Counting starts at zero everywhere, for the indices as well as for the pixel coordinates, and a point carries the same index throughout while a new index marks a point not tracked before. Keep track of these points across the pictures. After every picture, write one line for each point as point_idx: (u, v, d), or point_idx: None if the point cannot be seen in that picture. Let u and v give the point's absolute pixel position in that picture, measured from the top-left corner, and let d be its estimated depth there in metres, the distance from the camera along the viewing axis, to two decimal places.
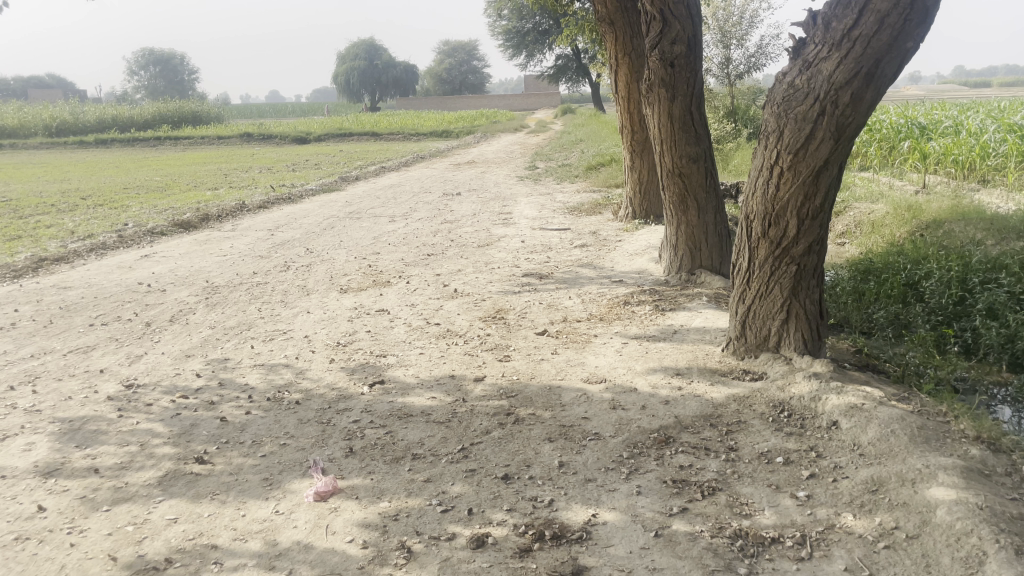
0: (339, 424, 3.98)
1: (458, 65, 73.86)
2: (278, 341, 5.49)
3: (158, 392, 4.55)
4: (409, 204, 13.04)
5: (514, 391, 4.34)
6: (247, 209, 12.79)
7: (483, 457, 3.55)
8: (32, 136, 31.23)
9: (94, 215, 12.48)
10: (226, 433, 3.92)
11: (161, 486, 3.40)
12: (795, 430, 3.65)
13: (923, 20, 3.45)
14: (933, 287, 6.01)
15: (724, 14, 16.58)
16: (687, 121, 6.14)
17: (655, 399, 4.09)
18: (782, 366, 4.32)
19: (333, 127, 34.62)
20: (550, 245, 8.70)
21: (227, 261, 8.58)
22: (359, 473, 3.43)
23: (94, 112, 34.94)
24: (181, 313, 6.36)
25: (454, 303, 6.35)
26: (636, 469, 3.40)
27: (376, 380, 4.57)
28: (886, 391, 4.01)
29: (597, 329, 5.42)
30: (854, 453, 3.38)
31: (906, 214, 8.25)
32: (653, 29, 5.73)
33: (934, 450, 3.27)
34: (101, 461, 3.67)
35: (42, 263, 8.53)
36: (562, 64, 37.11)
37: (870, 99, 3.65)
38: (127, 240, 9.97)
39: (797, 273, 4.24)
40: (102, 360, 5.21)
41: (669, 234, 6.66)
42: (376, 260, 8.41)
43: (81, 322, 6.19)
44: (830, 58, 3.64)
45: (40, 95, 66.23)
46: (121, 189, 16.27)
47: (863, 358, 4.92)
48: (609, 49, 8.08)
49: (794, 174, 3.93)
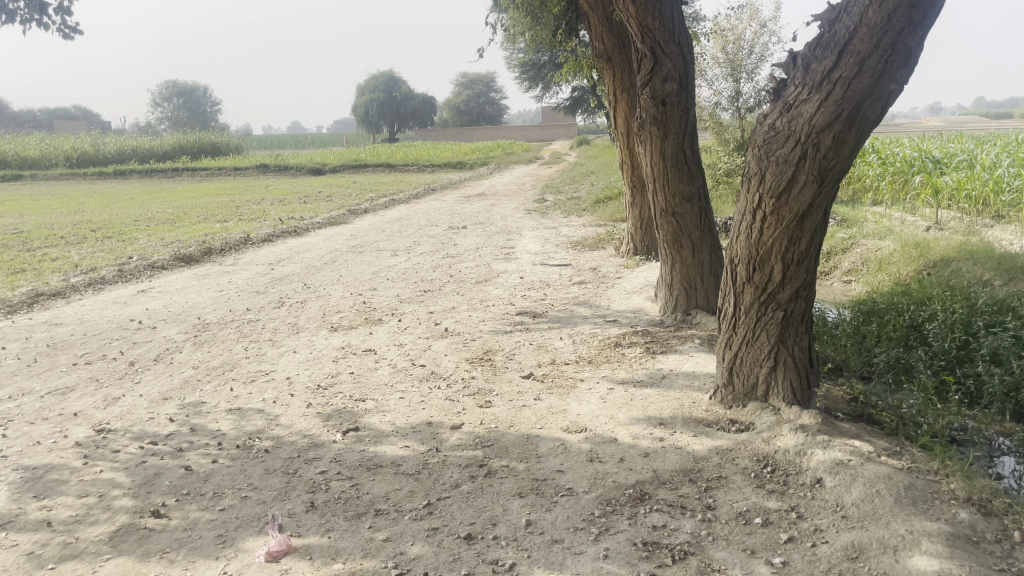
0: (305, 475, 3.85)
1: (475, 96, 74.33)
2: (259, 383, 5.38)
3: (126, 438, 4.43)
4: (413, 238, 12.98)
5: (490, 440, 4.19)
6: (252, 243, 12.77)
7: (448, 515, 3.39)
8: (51, 167, 31.80)
9: (101, 248, 12.56)
10: (188, 484, 3.80)
11: (110, 543, 3.26)
12: (777, 487, 3.48)
13: (905, 63, 3.33)
14: (936, 330, 5.83)
15: (733, 47, 16.59)
16: (679, 160, 6.04)
17: (634, 451, 3.93)
18: (769, 417, 4.14)
19: (349, 159, 34.90)
20: (548, 281, 8.59)
21: (223, 297, 8.53)
22: (317, 531, 3.29)
23: (115, 144, 35.41)
24: (167, 352, 6.29)
25: (443, 344, 6.22)
26: (606, 529, 3.23)
27: (350, 428, 4.44)
28: (876, 444, 3.82)
29: (584, 372, 5.27)
30: (837, 514, 3.20)
31: (913, 252, 8.06)
32: (644, 67, 5.65)
33: (921, 513, 3.09)
34: (55, 513, 3.54)
35: (38, 298, 8.51)
36: (578, 96, 37.29)
37: (853, 142, 3.52)
38: (127, 274, 9.97)
39: (784, 320, 4.08)
40: (79, 402, 5.12)
41: (664, 274, 6.52)
42: (372, 296, 8.32)
43: (65, 361, 6.12)
44: (810, 101, 3.52)
45: (64, 126, 67.52)
46: (131, 221, 16.40)
47: (859, 407, 4.72)
48: (606, 85, 8.03)
49: (777, 219, 3.79)
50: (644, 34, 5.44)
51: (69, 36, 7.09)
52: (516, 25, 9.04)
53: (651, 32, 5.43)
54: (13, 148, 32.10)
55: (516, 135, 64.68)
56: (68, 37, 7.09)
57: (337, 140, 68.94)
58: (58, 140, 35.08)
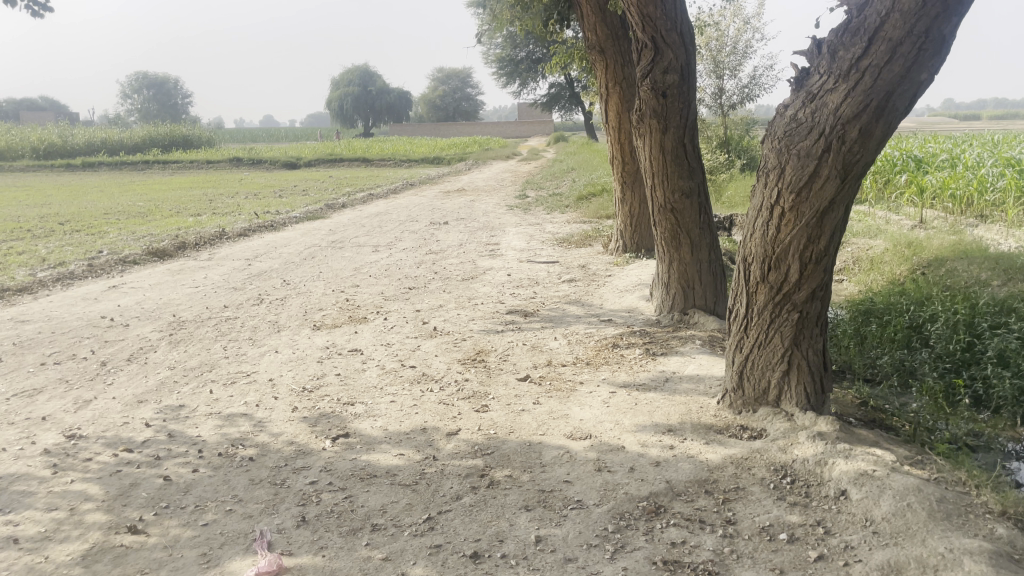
0: (294, 486, 3.59)
1: (451, 91, 73.79)
2: (240, 385, 5.10)
3: (99, 445, 4.15)
4: (394, 233, 12.68)
5: (490, 448, 3.95)
6: (227, 237, 12.40)
7: (451, 530, 3.16)
8: (18, 158, 31.03)
9: (70, 241, 12.13)
10: (167, 496, 3.53)
11: (83, 563, 2.99)
12: (800, 500, 3.29)
13: (938, 51, 3.15)
14: (939, 331, 5.67)
15: (717, 44, 16.39)
16: (679, 154, 5.85)
17: (644, 460, 3.71)
18: (783, 424, 3.95)
19: (325, 153, 34.43)
20: (537, 279, 8.36)
21: (199, 294, 8.20)
22: (309, 549, 3.05)
23: (83, 135, 34.69)
24: (141, 351, 5.98)
25: (432, 343, 5.97)
26: (622, 546, 3.02)
27: (340, 434, 4.19)
28: (897, 453, 3.66)
29: (583, 374, 5.05)
30: (867, 530, 3.03)
31: (907, 251, 7.93)
32: (644, 57, 5.44)
33: (957, 529, 2.95)
34: (21, 530, 3.26)
35: (3, 294, 8.13)
36: (555, 92, 37.11)
37: (880, 135, 3.35)
38: (97, 269, 9.59)
39: (799, 322, 3.89)
40: (48, 405, 4.82)
41: (660, 272, 6.31)
42: (354, 293, 8.04)
43: (32, 360, 5.80)
44: (836, 90, 3.34)
45: (30, 116, 66.11)
46: (101, 214, 15.90)
47: (869, 412, 4.54)
48: (598, 78, 7.83)
49: (796, 216, 3.61)
50: (645, 23, 5.25)
51: (39, 13, 6.69)
52: (504, 14, 8.70)
53: (652, 20, 5.25)
54: None
55: (492, 130, 64.36)
56: (38, 14, 6.71)
57: (312, 134, 68.13)
58: (24, 130, 34.20)
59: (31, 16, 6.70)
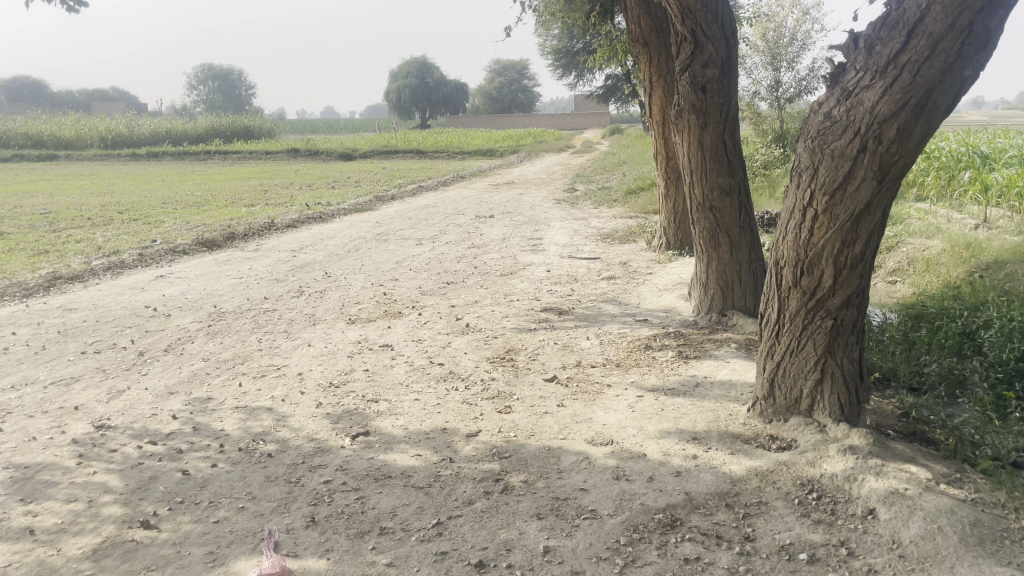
0: (308, 485, 3.58)
1: (507, 83, 73.74)
2: (269, 379, 5.13)
3: (125, 436, 4.20)
4: (439, 226, 12.68)
5: (508, 451, 3.88)
6: (276, 228, 12.57)
7: (459, 537, 3.10)
8: (86, 147, 32.11)
9: (126, 230, 12.45)
10: (183, 491, 3.55)
11: (92, 558, 3.01)
12: (825, 518, 3.15)
13: (983, 46, 2.97)
14: (992, 339, 5.39)
15: (773, 35, 15.98)
16: (719, 150, 5.68)
17: (664, 469, 3.59)
18: (814, 436, 3.78)
19: (380, 144, 34.70)
20: (576, 275, 8.24)
21: (242, 285, 8.31)
22: (315, 551, 3.02)
23: (149, 125, 35.66)
24: (179, 342, 6.06)
25: (463, 340, 5.92)
26: (633, 560, 2.92)
27: (360, 432, 4.17)
28: (934, 470, 3.47)
29: (612, 377, 4.93)
30: (892, 553, 2.89)
31: (965, 253, 7.56)
32: (684, 51, 5.29)
33: (989, 557, 2.79)
34: (39, 521, 3.30)
35: (55, 281, 8.35)
36: (611, 84, 36.70)
37: (920, 135, 3.16)
38: (147, 258, 9.80)
39: (833, 329, 3.71)
40: (82, 394, 4.91)
41: (699, 272, 6.13)
42: (393, 287, 8.04)
43: (73, 348, 5.93)
44: (872, 87, 3.16)
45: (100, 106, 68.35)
46: (159, 203, 16.29)
47: (910, 424, 4.33)
48: (642, 71, 7.68)
49: (829, 219, 3.43)
50: (684, 15, 5.12)
51: (74, 9, 6.81)
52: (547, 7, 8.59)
53: (692, 13, 5.11)
54: (50, 129, 32.45)
55: (548, 123, 64.05)
56: (74, 9, 6.82)
57: (369, 126, 68.82)
58: (93, 120, 35.34)
59: (68, 12, 6.82)
